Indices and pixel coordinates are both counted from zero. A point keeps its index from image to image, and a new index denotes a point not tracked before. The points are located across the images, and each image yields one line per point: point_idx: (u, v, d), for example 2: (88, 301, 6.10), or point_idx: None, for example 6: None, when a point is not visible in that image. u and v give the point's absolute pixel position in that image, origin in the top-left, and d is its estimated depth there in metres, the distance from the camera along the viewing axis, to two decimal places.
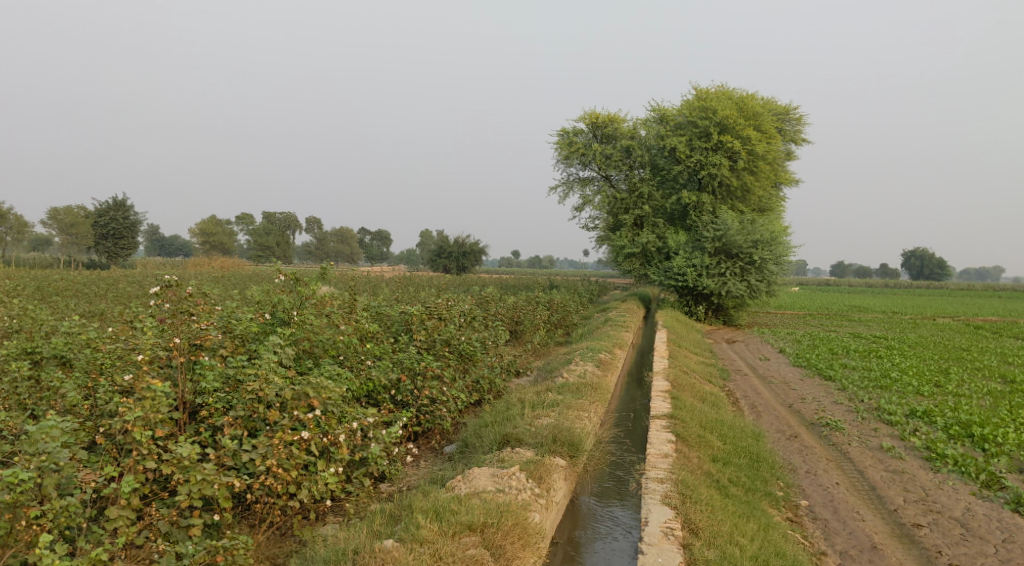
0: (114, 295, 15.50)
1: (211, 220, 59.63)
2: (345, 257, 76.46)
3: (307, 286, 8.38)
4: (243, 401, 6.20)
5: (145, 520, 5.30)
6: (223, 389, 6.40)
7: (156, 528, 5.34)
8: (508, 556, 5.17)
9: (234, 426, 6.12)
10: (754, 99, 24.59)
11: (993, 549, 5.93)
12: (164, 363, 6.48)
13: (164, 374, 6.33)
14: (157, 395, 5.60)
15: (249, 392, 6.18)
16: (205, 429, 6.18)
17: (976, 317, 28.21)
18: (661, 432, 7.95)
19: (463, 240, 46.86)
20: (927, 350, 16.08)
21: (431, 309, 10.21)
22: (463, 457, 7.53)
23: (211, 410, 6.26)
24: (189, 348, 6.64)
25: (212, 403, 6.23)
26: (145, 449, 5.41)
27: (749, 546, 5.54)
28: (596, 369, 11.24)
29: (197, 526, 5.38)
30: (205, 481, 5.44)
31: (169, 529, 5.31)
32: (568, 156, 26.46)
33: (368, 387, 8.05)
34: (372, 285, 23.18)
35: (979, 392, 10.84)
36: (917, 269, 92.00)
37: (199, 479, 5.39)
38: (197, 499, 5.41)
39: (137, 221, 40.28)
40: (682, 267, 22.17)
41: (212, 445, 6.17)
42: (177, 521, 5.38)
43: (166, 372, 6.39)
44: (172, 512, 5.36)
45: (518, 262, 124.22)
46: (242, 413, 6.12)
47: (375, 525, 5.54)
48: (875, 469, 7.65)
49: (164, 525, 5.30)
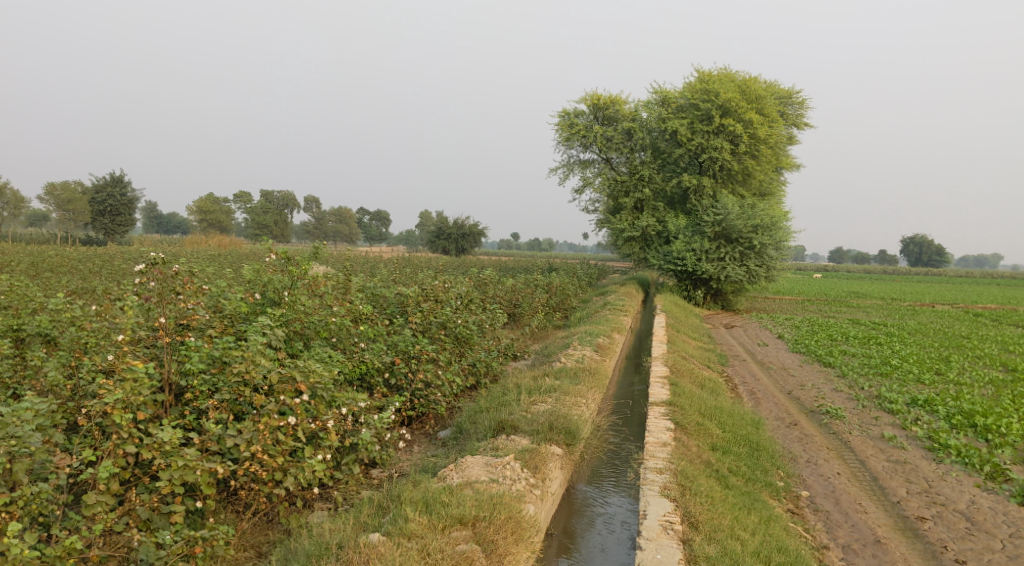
0: (107, 271, 15.26)
1: (209, 197, 59.08)
2: (343, 237, 76.08)
3: (299, 266, 8.18)
4: (229, 384, 6.08)
5: (125, 506, 5.23)
6: (209, 370, 6.26)
7: (136, 515, 5.28)
8: (500, 552, 4.99)
9: (219, 410, 6.01)
10: (757, 81, 24.15)
11: (1000, 544, 5.79)
12: (151, 344, 6.35)
13: (149, 354, 6.22)
14: (138, 376, 5.54)
15: (235, 375, 6.05)
16: (190, 413, 6.05)
17: (974, 305, 28.08)
18: (660, 419, 7.81)
19: (462, 221, 46.49)
20: (927, 337, 15.91)
21: (427, 291, 10.03)
22: (456, 443, 7.41)
23: (196, 393, 6.12)
24: (176, 328, 6.55)
25: (197, 385, 6.09)
26: (124, 432, 5.31)
27: (750, 541, 5.41)
28: (594, 354, 11.11)
29: (179, 513, 5.35)
30: (187, 467, 5.40)
31: (150, 516, 5.28)
32: (568, 138, 26.14)
33: (360, 370, 7.92)
34: (369, 266, 22.94)
35: (979, 381, 10.69)
36: (916, 257, 91.79)
37: (181, 465, 5.35)
38: (179, 485, 5.36)
39: (135, 198, 39.91)
40: (682, 251, 21.96)
41: (197, 429, 6.06)
42: (158, 508, 5.35)
43: (151, 352, 6.27)
44: (153, 498, 5.32)
45: (516, 244, 123.93)
46: (228, 396, 6.02)
47: (363, 516, 5.42)
48: (877, 459, 7.51)
49: (144, 511, 5.25)
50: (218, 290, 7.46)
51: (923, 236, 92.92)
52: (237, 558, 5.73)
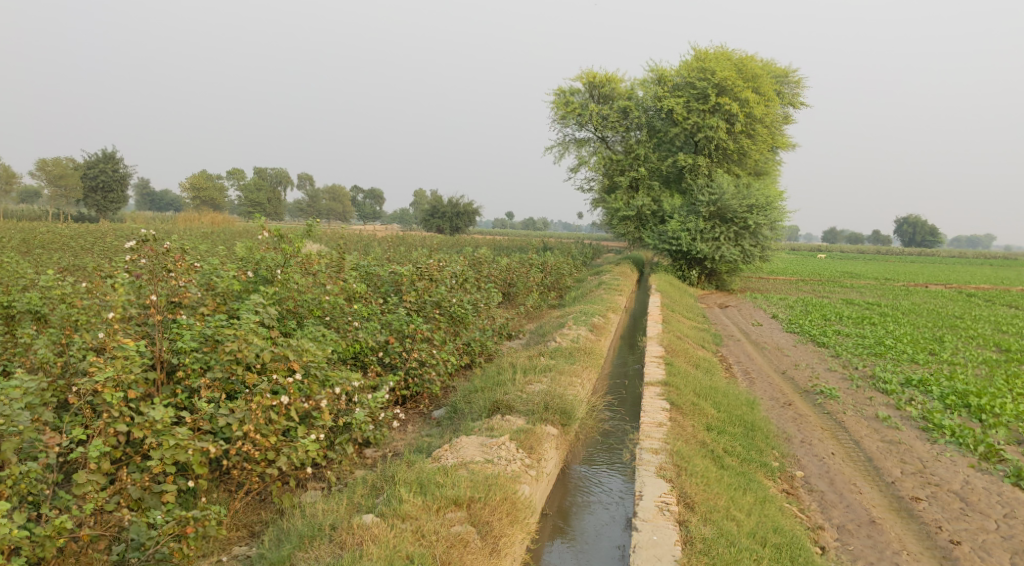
0: (99, 247, 15.12)
1: (201, 173, 58.47)
2: (337, 214, 75.66)
3: (292, 244, 8.14)
4: (221, 362, 6.00)
5: (116, 485, 5.20)
6: (201, 348, 6.18)
7: (127, 494, 5.26)
8: (496, 533, 4.96)
9: (211, 388, 5.95)
10: (754, 60, 23.85)
11: (994, 524, 5.80)
12: (142, 322, 6.30)
13: (141, 332, 6.16)
14: (129, 354, 5.49)
15: (227, 353, 5.98)
16: (182, 391, 5.99)
17: (967, 285, 28.15)
18: (655, 399, 7.80)
19: (456, 200, 46.21)
20: (921, 317, 15.92)
21: (422, 270, 9.93)
22: (451, 422, 7.39)
23: (188, 371, 6.05)
24: (167, 305, 6.48)
25: (188, 363, 6.01)
26: (115, 411, 5.26)
27: (746, 521, 5.41)
28: (589, 334, 11.06)
29: (170, 492, 5.32)
30: (178, 446, 5.37)
31: (141, 495, 5.26)
32: (564, 116, 25.87)
33: (354, 349, 7.86)
34: (364, 244, 22.82)
35: (973, 361, 10.72)
36: (909, 237, 92.00)
37: (172, 444, 5.32)
38: (171, 465, 5.33)
39: (127, 175, 39.45)
40: (677, 230, 21.88)
41: (189, 408, 6.02)
42: (150, 487, 5.32)
43: (143, 330, 6.21)
44: (144, 477, 5.29)
45: (510, 222, 123.57)
46: (220, 374, 5.95)
47: (356, 497, 5.41)
48: (871, 439, 7.52)
49: (136, 491, 5.21)
50: (210, 268, 7.41)
51: (917, 216, 92.90)
52: (229, 538, 5.74)
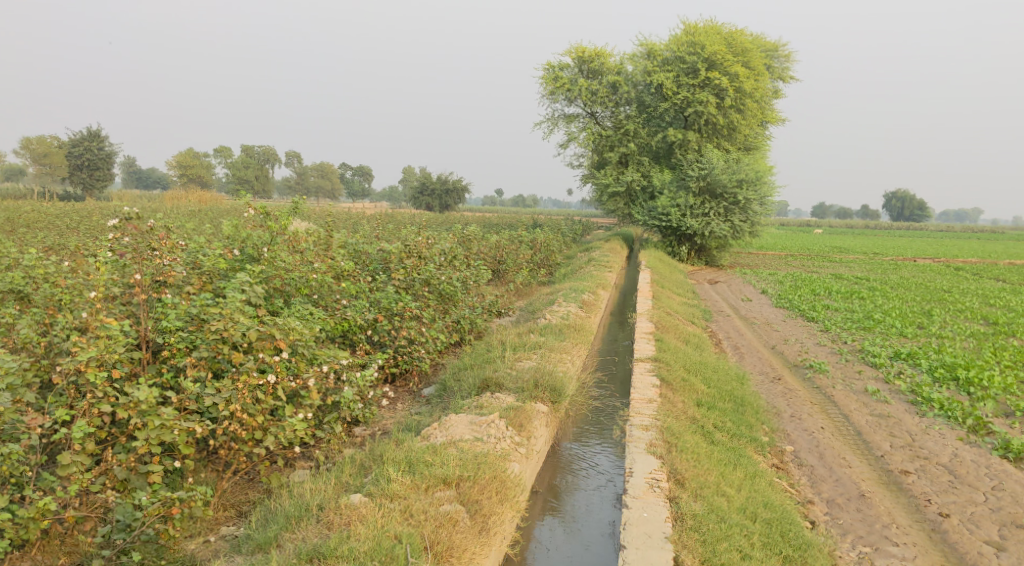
0: (85, 226, 14.87)
1: (188, 151, 57.64)
2: (325, 192, 74.99)
3: (279, 222, 8.12)
4: (207, 341, 5.90)
5: (102, 466, 5.14)
6: (187, 328, 6.07)
7: (113, 475, 5.20)
8: (485, 512, 4.91)
9: (197, 367, 5.84)
10: (744, 34, 23.62)
11: (982, 496, 5.83)
12: (127, 301, 6.19)
13: (126, 312, 6.06)
14: (113, 334, 5.39)
15: (212, 332, 5.87)
16: (168, 371, 5.90)
17: (955, 258, 28.32)
18: (645, 375, 7.79)
19: (446, 176, 45.88)
20: (909, 291, 15.98)
21: (410, 248, 9.80)
22: (441, 400, 7.35)
23: (174, 350, 5.94)
24: (152, 284, 6.37)
25: (174, 343, 5.91)
26: (99, 391, 5.17)
27: (736, 497, 5.40)
28: (579, 310, 11.02)
29: (156, 473, 5.26)
30: (164, 426, 5.29)
31: (127, 476, 5.20)
32: (553, 91, 25.59)
33: (343, 327, 7.76)
34: (353, 222, 22.61)
35: (961, 334, 10.77)
36: (898, 212, 92.49)
37: (157, 424, 5.24)
38: (157, 445, 5.26)
39: (113, 153, 38.81)
40: (666, 207, 21.81)
41: (175, 388, 5.93)
42: (136, 468, 5.25)
43: (128, 310, 6.10)
44: (130, 458, 5.22)
45: (500, 198, 122.92)
46: (206, 353, 5.85)
47: (344, 476, 5.37)
48: (860, 413, 7.54)
49: (122, 472, 5.15)
50: (195, 247, 7.31)
51: (905, 191, 93.27)
52: (217, 518, 5.70)
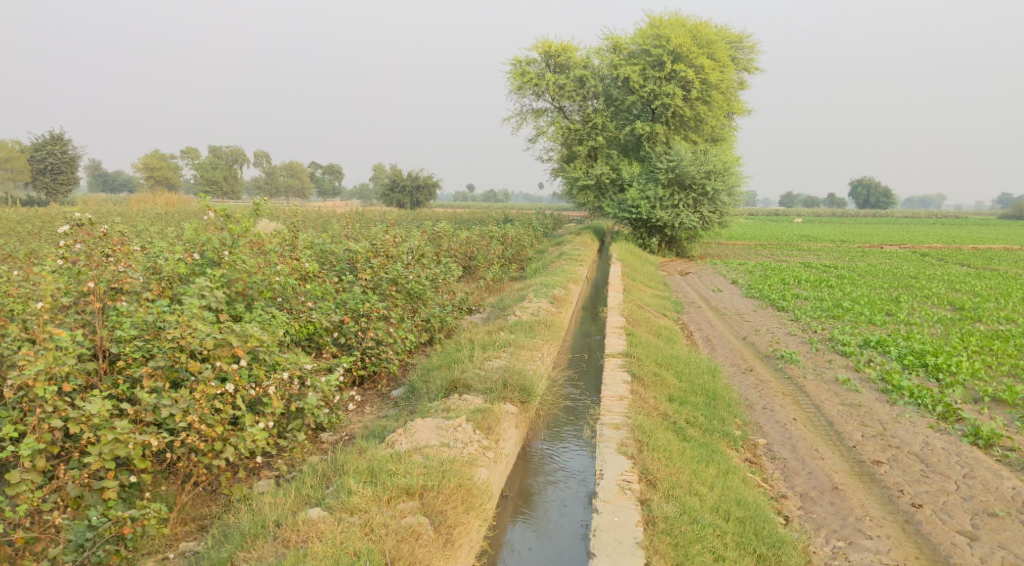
0: (41, 232, 14.30)
1: (153, 152, 56.31)
2: (295, 191, 73.81)
3: (240, 225, 7.77)
4: (163, 350, 5.61)
5: (54, 483, 4.87)
6: (143, 336, 5.79)
7: (66, 492, 4.92)
8: (450, 523, 4.73)
9: (154, 378, 5.55)
10: (708, 26, 23.66)
11: (954, 485, 5.81)
12: (81, 309, 5.90)
13: (80, 321, 5.76)
14: (63, 345, 5.10)
15: (169, 340, 5.59)
16: (124, 382, 5.61)
17: (921, 244, 28.76)
18: (616, 371, 7.66)
19: (417, 173, 45.46)
20: (878, 278, 16.14)
21: (377, 247, 9.54)
22: (409, 403, 7.15)
23: (129, 360, 5.64)
24: (108, 292, 6.08)
25: (129, 352, 5.61)
26: (50, 406, 4.88)
27: (708, 496, 5.30)
28: (550, 306, 10.88)
29: (112, 489, 4.99)
30: (118, 440, 5.02)
31: (81, 493, 4.93)
32: (521, 86, 25.40)
33: (308, 330, 7.51)
34: (323, 221, 22.16)
35: (928, 320, 10.85)
36: (864, 199, 94.22)
37: (111, 438, 4.97)
38: (111, 460, 4.99)
39: (77, 156, 37.75)
40: (636, 199, 21.75)
41: (132, 399, 5.64)
42: (90, 484, 4.98)
43: (82, 319, 5.81)
44: (84, 474, 4.94)
45: (472, 193, 122.47)
46: (162, 363, 5.55)
47: (306, 488, 5.15)
48: (831, 403, 7.52)
49: (75, 488, 4.88)
50: (154, 252, 7.06)
51: (870, 179, 95.00)
52: (177, 533, 5.42)
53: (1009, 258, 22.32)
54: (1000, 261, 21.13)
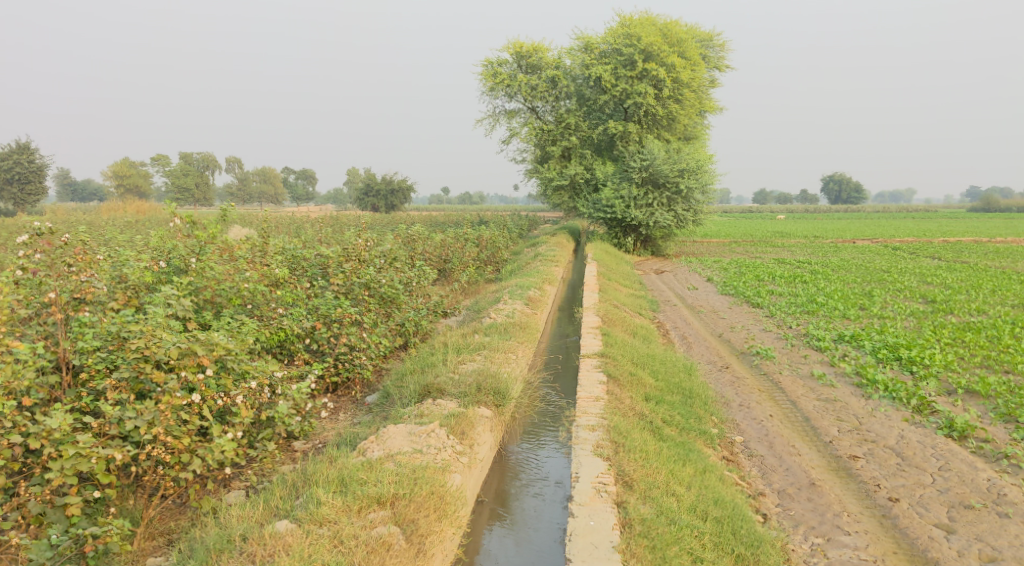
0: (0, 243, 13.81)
1: (123, 160, 55.20)
2: (268, 197, 72.81)
3: (207, 231, 7.64)
4: (128, 361, 5.38)
5: (14, 501, 4.65)
6: (107, 347, 5.55)
7: (27, 510, 4.70)
8: (422, 532, 4.59)
9: (118, 390, 5.32)
10: (678, 25, 23.82)
11: (930, 478, 5.82)
12: (43, 320, 5.66)
13: (41, 332, 5.52)
14: (21, 357, 4.87)
15: (133, 351, 5.36)
16: (87, 394, 5.37)
17: (894, 238, 29.22)
18: (592, 372, 7.58)
19: (391, 177, 45.11)
20: (851, 273, 16.30)
21: (349, 251, 9.34)
22: (382, 409, 7.00)
23: (92, 372, 5.41)
24: (70, 302, 5.84)
25: (91, 364, 5.37)
26: (8, 421, 4.66)
27: (686, 496, 5.24)
28: (525, 307, 10.78)
29: (75, 505, 4.77)
30: (81, 455, 4.80)
31: (42, 510, 4.70)
32: (493, 87, 25.28)
33: (279, 337, 7.31)
34: (296, 227, 21.80)
35: (901, 313, 10.96)
36: (835, 195, 95.80)
37: (73, 453, 4.75)
38: (73, 476, 4.77)
39: (44, 166, 36.75)
40: (610, 199, 21.74)
41: (97, 412, 5.40)
42: (52, 501, 4.76)
43: (44, 330, 5.57)
44: (45, 491, 4.72)
45: (448, 196, 122.10)
46: (126, 374, 5.32)
47: (275, 499, 4.98)
48: (807, 399, 7.52)
49: (36, 506, 4.66)
50: (120, 260, 6.83)
51: (840, 176, 96.62)
52: (144, 549, 5.19)
53: (977, 250, 22.73)
54: (969, 254, 21.51)
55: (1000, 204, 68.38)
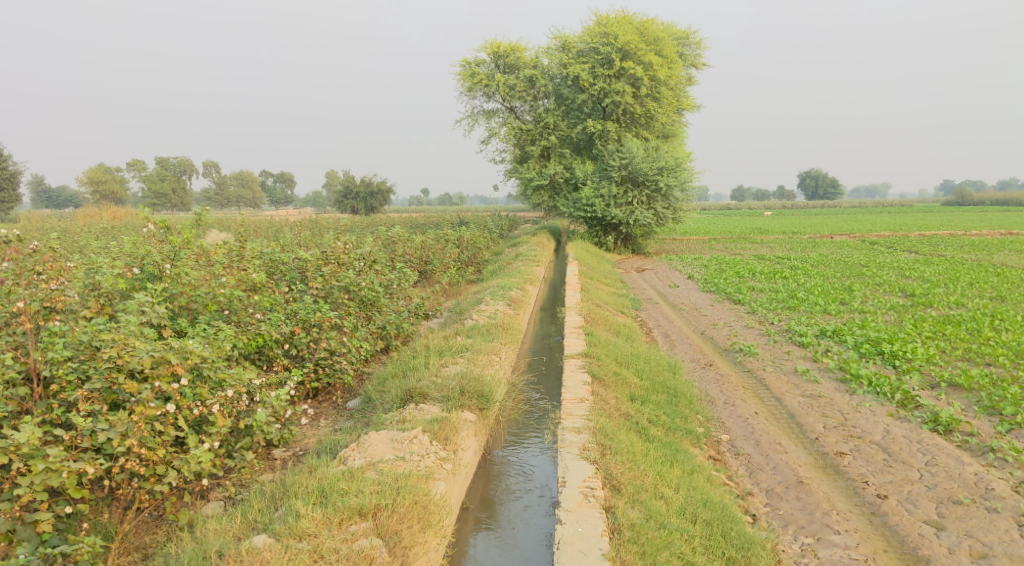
0: None
1: (97, 165, 54.22)
2: (247, 201, 71.97)
3: (182, 236, 7.50)
4: (100, 371, 5.19)
5: None
6: (78, 357, 5.35)
7: None
8: (406, 544, 4.47)
9: (91, 401, 5.12)
10: (654, 23, 23.90)
11: (918, 474, 5.82)
12: (13, 330, 5.45)
13: (10, 343, 5.31)
14: None
15: (105, 361, 5.18)
16: (58, 406, 5.17)
17: (871, 233, 29.63)
18: (576, 373, 7.49)
19: (370, 179, 44.80)
20: (830, 268, 16.43)
21: (327, 254, 9.18)
22: (364, 415, 6.86)
23: (63, 384, 5.20)
24: (40, 312, 5.62)
25: (63, 375, 5.17)
26: None
27: (674, 498, 5.19)
28: (507, 308, 10.68)
29: (46, 521, 4.57)
30: (51, 469, 4.61)
31: (11, 527, 4.50)
32: (471, 87, 25.15)
33: (257, 343, 7.12)
34: (274, 230, 21.48)
35: (881, 308, 11.04)
36: (811, 191, 96.99)
37: (42, 468, 4.55)
38: (43, 492, 4.57)
39: (17, 172, 35.97)
40: (590, 198, 21.68)
41: (69, 424, 5.20)
42: (22, 517, 4.56)
43: (14, 341, 5.36)
44: (14, 508, 4.52)
45: (427, 197, 121.67)
46: (98, 385, 5.12)
47: (254, 511, 4.82)
48: (792, 395, 7.51)
49: (5, 523, 4.46)
50: (91, 267, 6.60)
51: (817, 172, 97.80)
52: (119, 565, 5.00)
53: (952, 243, 23.04)
54: (944, 248, 21.81)
55: (973, 198, 69.55)
